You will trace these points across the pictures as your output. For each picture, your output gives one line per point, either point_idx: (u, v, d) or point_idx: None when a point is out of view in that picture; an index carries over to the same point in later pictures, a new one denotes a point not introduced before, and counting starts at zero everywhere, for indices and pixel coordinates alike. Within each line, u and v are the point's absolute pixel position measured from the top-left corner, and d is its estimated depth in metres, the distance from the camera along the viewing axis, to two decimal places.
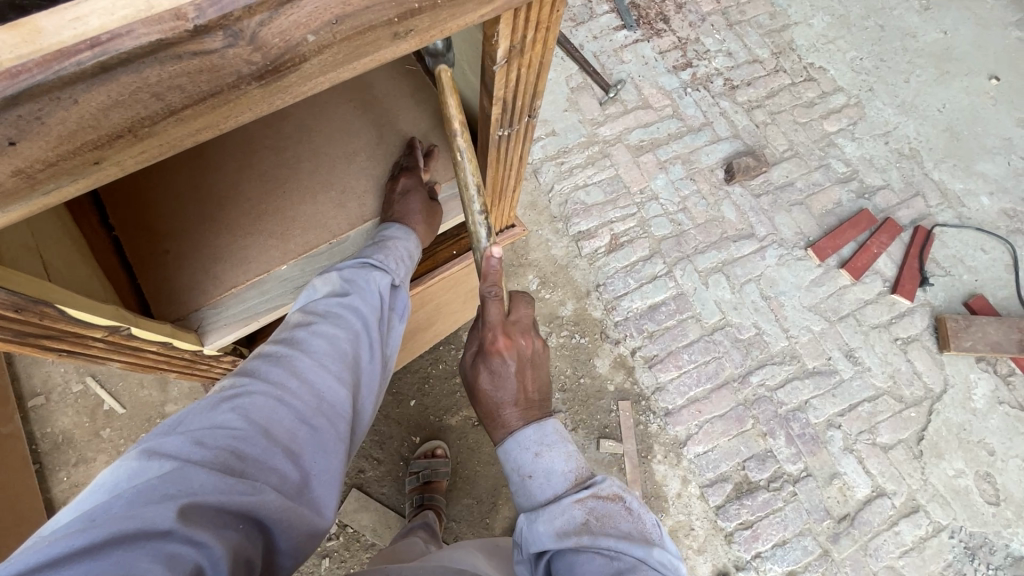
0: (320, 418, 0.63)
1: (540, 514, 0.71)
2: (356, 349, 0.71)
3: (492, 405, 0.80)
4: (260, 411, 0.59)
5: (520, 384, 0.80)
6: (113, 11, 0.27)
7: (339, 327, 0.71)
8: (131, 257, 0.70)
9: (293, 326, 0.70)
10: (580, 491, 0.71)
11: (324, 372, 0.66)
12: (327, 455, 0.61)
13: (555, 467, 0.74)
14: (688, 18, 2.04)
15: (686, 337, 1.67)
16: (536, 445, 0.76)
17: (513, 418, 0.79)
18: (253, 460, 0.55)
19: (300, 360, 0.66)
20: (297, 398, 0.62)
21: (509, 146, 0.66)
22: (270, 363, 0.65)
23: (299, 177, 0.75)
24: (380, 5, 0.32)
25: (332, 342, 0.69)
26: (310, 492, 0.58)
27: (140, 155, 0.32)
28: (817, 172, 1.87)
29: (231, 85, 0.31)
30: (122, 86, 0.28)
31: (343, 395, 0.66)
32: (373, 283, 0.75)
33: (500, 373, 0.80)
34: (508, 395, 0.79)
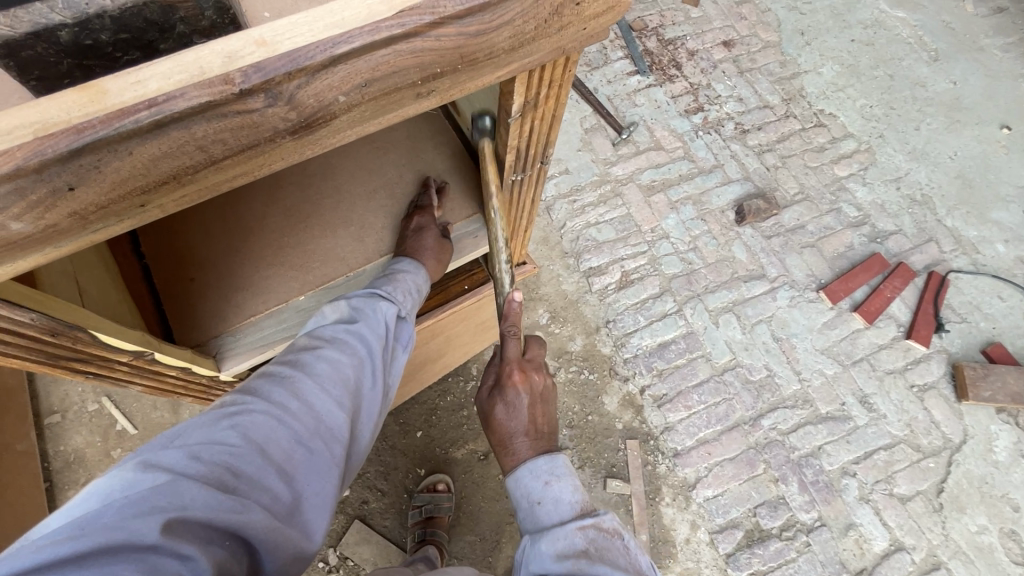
0: (318, 440, 0.64)
1: (542, 535, 0.72)
2: (358, 375, 0.73)
3: (505, 434, 0.82)
4: (261, 431, 0.61)
5: (530, 416, 0.82)
6: (169, 76, 0.30)
7: (343, 351, 0.73)
8: (160, 285, 0.74)
9: (298, 346, 0.72)
10: (582, 519, 0.71)
11: (324, 395, 0.68)
12: (320, 478, 0.63)
13: (559, 494, 0.75)
14: (699, 65, 2.11)
15: (695, 377, 1.66)
16: (546, 475, 0.77)
17: (524, 450, 0.81)
18: (248, 480, 0.56)
19: (303, 382, 0.67)
20: (297, 418, 0.64)
21: (521, 189, 0.68)
22: (274, 381, 0.67)
23: (320, 215, 0.79)
24: (405, 71, 0.35)
25: (335, 365, 0.71)
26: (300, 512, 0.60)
27: (181, 199, 0.36)
28: (828, 215, 1.89)
29: (268, 138, 0.34)
30: (172, 140, 0.31)
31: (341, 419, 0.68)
32: (379, 311, 0.78)
33: (512, 404, 0.82)
34: (520, 425, 0.81)
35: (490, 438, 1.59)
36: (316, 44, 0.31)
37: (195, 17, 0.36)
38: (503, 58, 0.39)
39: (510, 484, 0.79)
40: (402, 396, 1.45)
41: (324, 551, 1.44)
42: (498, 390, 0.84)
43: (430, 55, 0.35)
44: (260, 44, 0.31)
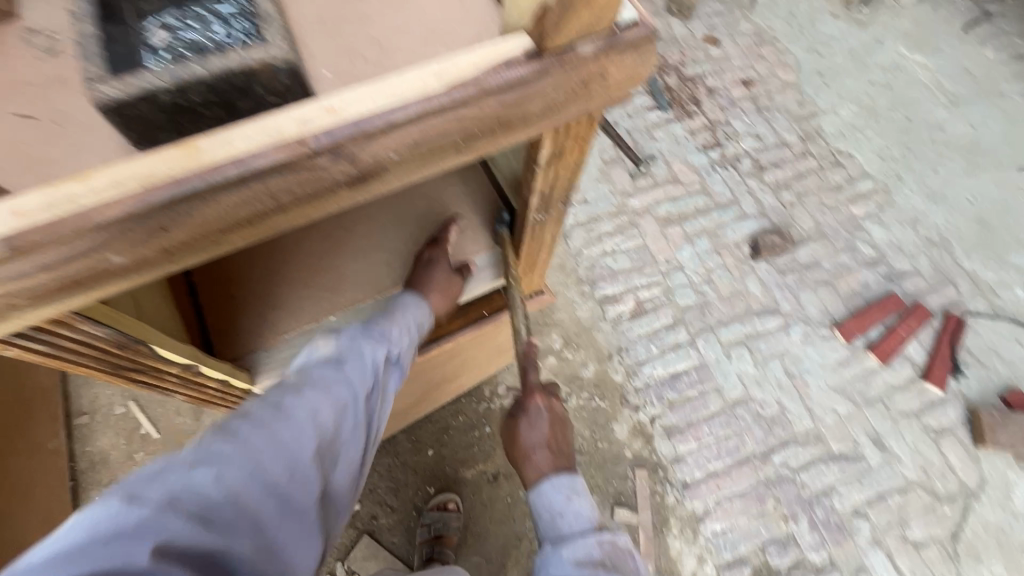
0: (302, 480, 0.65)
1: (563, 542, 0.77)
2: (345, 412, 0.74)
3: (526, 447, 0.87)
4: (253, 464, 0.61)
5: (550, 433, 0.88)
6: (254, 137, 0.36)
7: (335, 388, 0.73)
8: (204, 300, 0.79)
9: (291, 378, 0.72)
10: (599, 533, 0.78)
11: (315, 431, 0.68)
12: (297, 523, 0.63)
13: (579, 508, 0.82)
14: (718, 102, 2.16)
15: (706, 408, 1.67)
16: (567, 490, 0.83)
17: (545, 464, 0.86)
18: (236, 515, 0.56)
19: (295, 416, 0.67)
20: (286, 456, 0.64)
21: (542, 229, 0.73)
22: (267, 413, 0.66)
23: (352, 240, 0.84)
24: (450, 134, 0.40)
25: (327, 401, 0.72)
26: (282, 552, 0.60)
27: (249, 238, 0.41)
28: (843, 253, 1.90)
29: (329, 189, 0.39)
30: (252, 191, 0.36)
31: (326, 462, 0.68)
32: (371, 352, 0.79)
33: (534, 419, 0.88)
34: (540, 440, 0.87)
35: (499, 460, 1.61)
36: (376, 114, 0.37)
37: (272, 81, 0.42)
38: (535, 122, 0.44)
39: (531, 496, 0.85)
40: (416, 413, 1.48)
41: (333, 564, 1.47)
42: (520, 407, 0.89)
43: (472, 122, 0.41)
44: (330, 111, 0.37)
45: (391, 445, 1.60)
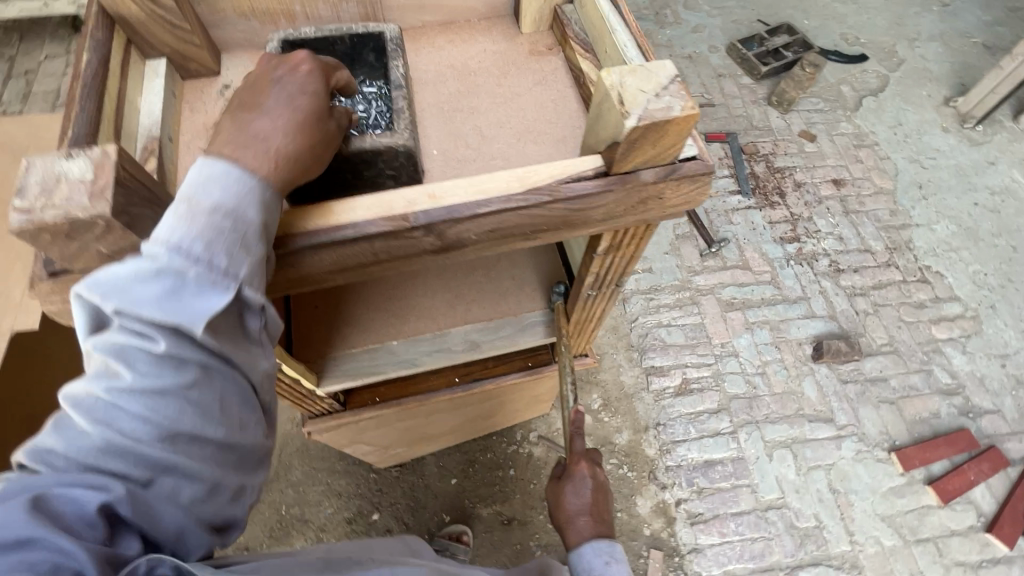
0: (186, 483, 0.44)
1: None
2: (200, 392, 0.44)
3: (569, 513, 0.91)
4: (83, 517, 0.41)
5: (593, 500, 0.91)
6: (371, 209, 0.46)
7: (155, 365, 0.42)
8: (293, 303, 0.90)
9: (90, 363, 0.43)
10: None
11: (141, 442, 0.42)
12: (228, 493, 0.47)
13: (617, 572, 0.83)
14: (804, 197, 2.16)
15: (736, 505, 1.61)
16: (606, 555, 0.85)
17: (587, 529, 0.89)
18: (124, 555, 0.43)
19: (112, 432, 0.42)
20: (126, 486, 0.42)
21: (594, 301, 0.79)
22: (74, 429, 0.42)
23: (425, 276, 0.92)
24: (520, 226, 0.49)
25: (150, 393, 0.42)
26: (237, 511, 0.49)
27: (347, 279, 0.51)
28: (916, 375, 1.80)
29: (417, 253, 0.49)
30: (357, 249, 0.47)
31: (210, 444, 0.45)
32: (199, 275, 0.41)
33: (579, 485, 0.92)
34: (583, 506, 0.91)
35: (517, 505, 1.64)
36: (466, 205, 0.46)
37: (392, 160, 0.53)
38: (594, 224, 0.52)
39: (572, 557, 0.88)
40: (449, 440, 1.55)
41: None
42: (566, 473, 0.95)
43: (541, 219, 0.49)
44: (432, 197, 0.46)
45: (418, 466, 1.68)
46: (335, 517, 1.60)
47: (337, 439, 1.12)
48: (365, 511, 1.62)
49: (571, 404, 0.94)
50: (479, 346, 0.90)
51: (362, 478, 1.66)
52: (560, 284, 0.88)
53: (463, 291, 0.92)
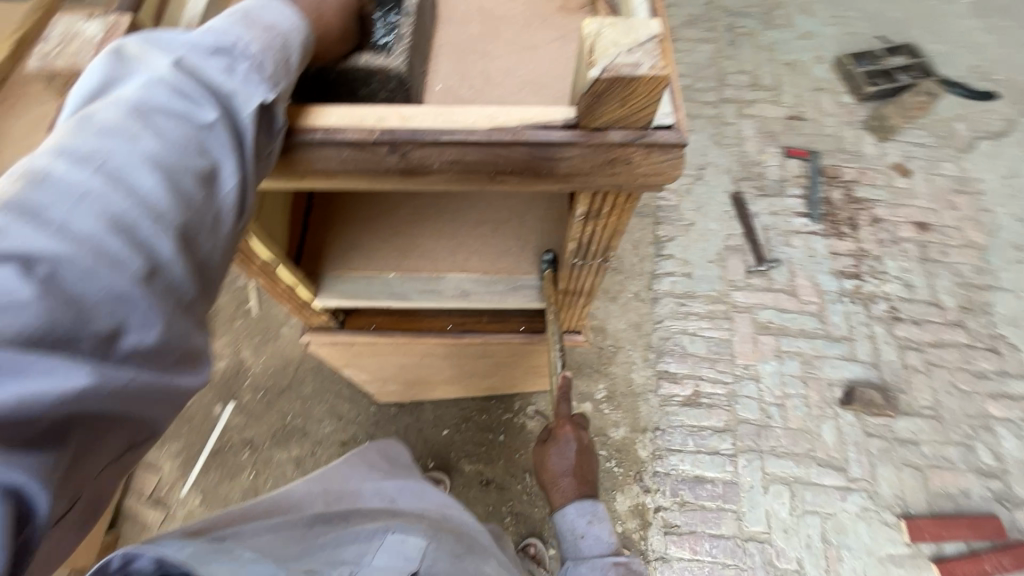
0: (179, 281, 0.41)
1: (583, 562, 0.76)
2: (212, 185, 0.43)
3: (553, 474, 0.87)
4: (61, 293, 0.35)
5: (578, 462, 0.88)
6: (343, 118, 0.49)
7: (178, 136, 0.42)
8: (309, 220, 0.95)
9: (102, 124, 0.40)
10: (617, 556, 0.77)
11: (148, 211, 0.40)
12: (202, 321, 0.44)
13: (599, 534, 0.79)
14: (878, 234, 1.99)
15: (717, 527, 1.57)
16: (590, 514, 0.81)
17: (570, 489, 0.85)
18: (67, 432, 0.36)
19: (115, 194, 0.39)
20: (121, 266, 0.38)
21: (582, 272, 0.79)
22: (51, 186, 0.37)
23: (435, 219, 0.95)
24: (483, 163, 0.50)
25: (172, 166, 0.41)
26: (204, 354, 0.45)
27: (321, 183, 0.55)
28: (954, 447, 1.66)
29: (382, 171, 0.51)
30: (325, 152, 0.50)
31: (206, 246, 0.44)
32: (246, 70, 0.45)
33: (562, 447, 0.89)
34: (566, 467, 0.87)
35: (499, 469, 1.68)
36: (430, 130, 0.48)
37: (385, 82, 0.56)
38: (561, 178, 0.52)
39: (555, 517, 0.84)
40: (447, 392, 1.60)
41: None
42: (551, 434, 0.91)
43: (504, 161, 0.50)
44: (401, 118, 0.49)
45: (416, 410, 1.75)
46: (331, 436, 1.71)
47: (335, 359, 1.19)
48: (358, 438, 1.71)
49: (559, 368, 0.91)
50: (469, 295, 0.91)
51: (363, 408, 1.75)
52: (548, 253, 0.86)
53: (466, 241, 0.94)
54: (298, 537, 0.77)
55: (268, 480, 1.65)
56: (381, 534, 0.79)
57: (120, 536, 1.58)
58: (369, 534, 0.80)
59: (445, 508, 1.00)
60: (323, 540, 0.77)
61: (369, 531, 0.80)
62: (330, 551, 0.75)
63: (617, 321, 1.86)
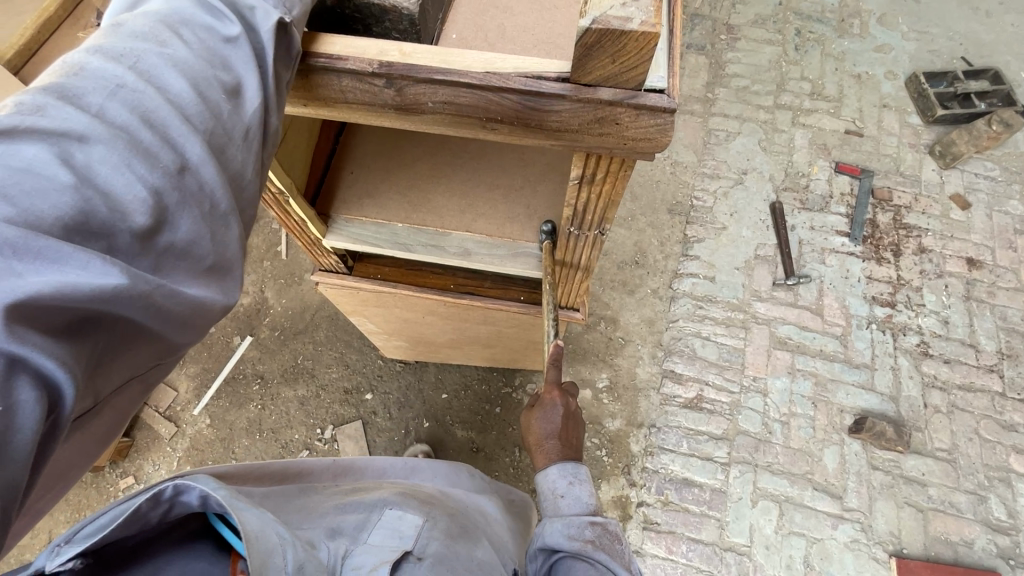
0: (212, 180, 0.43)
1: (557, 519, 0.68)
2: (240, 97, 0.46)
3: (536, 438, 0.76)
4: (98, 178, 0.37)
5: (565, 427, 0.76)
6: (347, 48, 0.51)
7: (206, 49, 0.45)
8: (331, 164, 0.99)
9: (138, 30, 0.43)
10: (594, 515, 0.68)
11: (180, 111, 0.42)
12: (233, 232, 0.46)
13: (579, 494, 0.70)
14: (922, 264, 1.88)
15: (697, 531, 1.56)
16: (570, 476, 0.71)
17: (553, 452, 0.74)
18: (91, 330, 0.38)
19: (149, 93, 0.41)
20: (156, 159, 0.40)
21: (579, 242, 0.80)
22: (89, 79, 0.39)
23: (450, 177, 0.97)
24: (475, 108, 0.51)
25: (203, 73, 0.44)
26: (228, 268, 0.46)
27: (326, 112, 0.57)
28: (964, 495, 1.59)
29: (380, 105, 0.53)
30: (328, 80, 0.52)
31: (237, 155, 0.45)
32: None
33: (547, 410, 0.76)
34: (551, 431, 0.75)
35: (490, 440, 1.71)
36: (427, 68, 0.49)
37: (397, 22, 0.56)
38: (551, 132, 0.52)
39: (536, 478, 0.74)
40: (451, 357, 1.63)
41: (325, 425, 1.73)
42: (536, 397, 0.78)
43: (496, 108, 0.51)
44: (402, 54, 0.50)
45: (420, 370, 1.79)
46: (336, 383, 1.78)
47: (343, 304, 1.23)
48: (361, 388, 1.77)
49: (553, 338, 0.86)
50: (470, 255, 0.93)
51: (370, 360, 1.81)
52: (547, 224, 0.85)
53: (476, 202, 0.95)
54: (296, 509, 0.81)
55: (273, 414, 1.74)
56: (379, 510, 0.82)
57: (134, 442, 1.70)
58: (369, 507, 0.83)
59: (441, 487, 1.05)
60: (326, 509, 0.82)
61: (370, 504, 0.84)
62: (331, 518, 0.79)
63: (631, 315, 1.84)
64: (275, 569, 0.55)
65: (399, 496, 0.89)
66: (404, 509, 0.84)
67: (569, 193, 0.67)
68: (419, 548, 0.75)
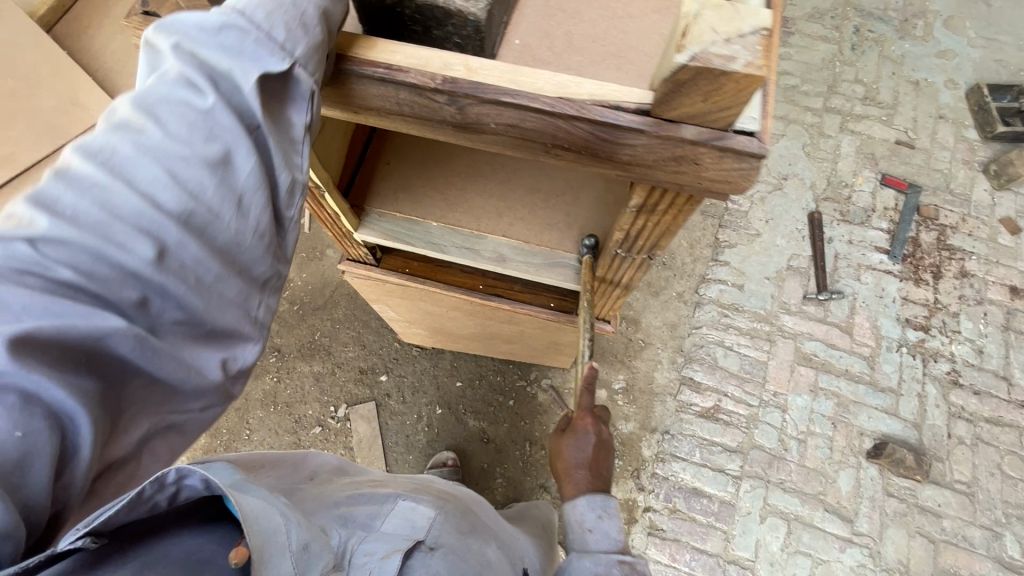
0: (194, 259, 0.44)
1: (583, 554, 0.66)
2: (226, 168, 0.45)
3: (566, 466, 0.75)
4: (82, 270, 0.41)
5: (596, 455, 0.75)
6: (408, 58, 0.47)
7: (186, 125, 0.44)
8: (367, 154, 0.95)
9: (120, 111, 0.43)
10: (622, 554, 0.66)
11: (156, 199, 0.43)
12: (231, 293, 0.48)
13: (608, 529, 0.69)
14: (961, 289, 1.81)
15: (702, 541, 1.55)
16: (600, 509, 0.70)
17: (583, 482, 0.73)
18: (101, 372, 0.43)
19: (120, 187, 0.42)
20: (133, 250, 0.42)
21: (625, 262, 0.76)
22: (70, 175, 0.41)
23: (489, 177, 0.93)
24: (539, 133, 0.47)
25: (183, 153, 0.44)
26: (232, 321, 0.49)
27: (377, 122, 0.53)
28: (978, 529, 1.56)
29: (437, 120, 0.49)
30: (384, 91, 0.48)
31: (227, 227, 0.46)
32: (252, 47, 0.44)
33: (579, 438, 0.75)
34: (582, 460, 0.74)
35: (501, 432, 1.71)
36: (493, 89, 0.45)
37: (461, 28, 0.52)
38: (619, 164, 0.48)
39: (563, 508, 0.72)
40: (469, 347, 1.62)
41: (339, 403, 1.73)
42: (569, 423, 0.78)
43: (564, 135, 0.46)
44: (467, 70, 0.45)
45: (436, 356, 1.78)
46: (351, 362, 1.78)
47: (367, 293, 1.21)
48: (376, 369, 1.77)
49: (587, 359, 0.83)
50: (505, 262, 0.90)
51: (387, 343, 1.80)
52: (589, 237, 0.82)
53: (515, 206, 0.91)
54: (308, 497, 0.79)
55: (287, 387, 1.75)
56: (392, 501, 0.80)
57: None
58: (381, 498, 0.81)
59: (453, 483, 1.02)
60: (340, 498, 0.80)
61: (382, 496, 0.81)
62: (344, 507, 0.77)
63: (654, 317, 1.80)
64: (278, 545, 0.53)
65: (411, 490, 0.86)
66: (417, 502, 0.82)
67: (623, 218, 0.63)
68: (432, 538, 0.74)
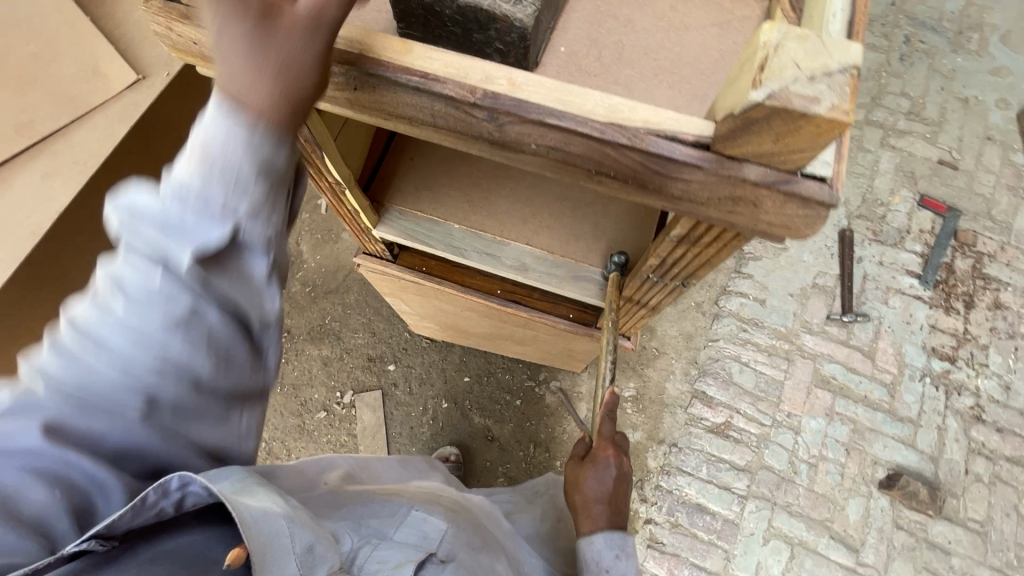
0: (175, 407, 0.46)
1: None
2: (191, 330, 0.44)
3: (586, 499, 0.77)
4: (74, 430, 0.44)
5: (615, 491, 0.77)
6: (446, 65, 0.43)
7: (144, 300, 0.42)
8: (391, 147, 0.91)
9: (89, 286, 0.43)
10: None
11: (126, 373, 0.43)
12: (217, 414, 0.49)
13: (625, 567, 0.71)
14: (993, 321, 1.74)
15: (702, 558, 1.53)
16: (619, 548, 0.72)
17: (601, 518, 0.75)
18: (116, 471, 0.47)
19: (96, 356, 0.43)
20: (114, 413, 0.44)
21: (656, 287, 0.72)
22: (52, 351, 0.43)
23: (516, 182, 0.89)
24: (584, 158, 0.43)
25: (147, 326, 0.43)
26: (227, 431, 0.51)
27: (406, 130, 0.49)
28: (987, 570, 1.52)
29: (471, 135, 0.45)
30: (417, 100, 0.44)
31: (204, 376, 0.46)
32: (193, 214, 0.40)
33: (600, 471, 0.77)
34: (601, 494, 0.76)
35: (506, 431, 1.69)
36: (538, 108, 0.41)
37: (505, 33, 0.48)
38: (669, 197, 0.44)
39: (579, 542, 0.74)
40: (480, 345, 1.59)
41: (346, 389, 1.72)
42: (591, 453, 0.80)
43: (611, 162, 0.42)
44: (510, 84, 0.42)
45: (445, 350, 1.76)
46: (360, 349, 1.76)
47: (380, 286, 1.18)
48: (385, 358, 1.75)
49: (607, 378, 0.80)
50: (527, 271, 0.86)
51: (397, 332, 1.78)
52: (620, 255, 0.80)
53: (541, 213, 0.87)
54: (322, 499, 0.75)
55: (295, 369, 1.74)
56: (404, 508, 0.78)
57: None
58: (392, 506, 0.78)
59: (463, 492, 1.02)
60: (354, 501, 0.77)
61: (393, 506, 0.78)
62: (360, 513, 0.73)
63: (670, 326, 1.75)
64: (281, 551, 0.50)
65: (421, 500, 0.84)
66: (430, 512, 0.80)
67: (661, 245, 0.58)
68: (444, 551, 0.73)
